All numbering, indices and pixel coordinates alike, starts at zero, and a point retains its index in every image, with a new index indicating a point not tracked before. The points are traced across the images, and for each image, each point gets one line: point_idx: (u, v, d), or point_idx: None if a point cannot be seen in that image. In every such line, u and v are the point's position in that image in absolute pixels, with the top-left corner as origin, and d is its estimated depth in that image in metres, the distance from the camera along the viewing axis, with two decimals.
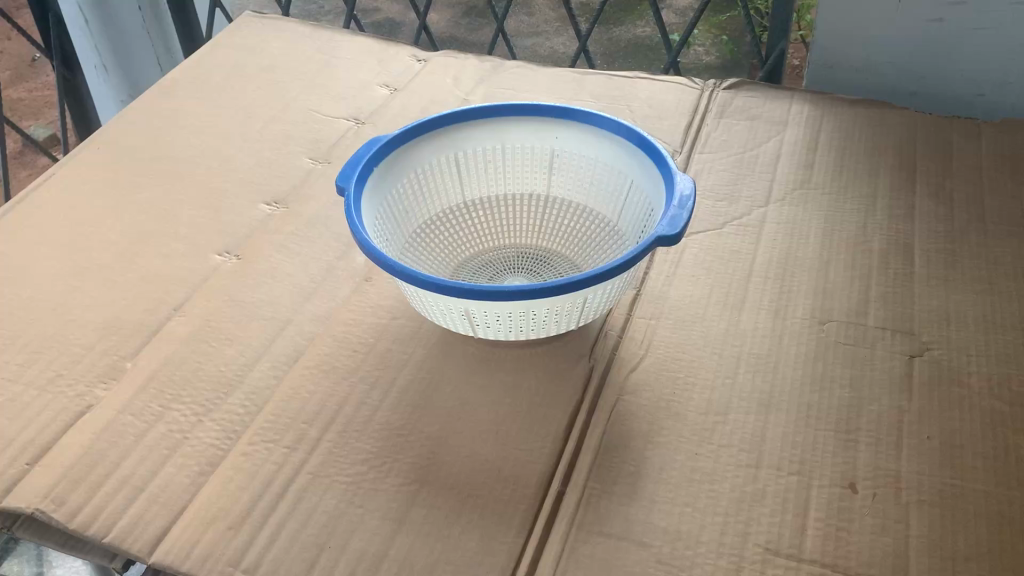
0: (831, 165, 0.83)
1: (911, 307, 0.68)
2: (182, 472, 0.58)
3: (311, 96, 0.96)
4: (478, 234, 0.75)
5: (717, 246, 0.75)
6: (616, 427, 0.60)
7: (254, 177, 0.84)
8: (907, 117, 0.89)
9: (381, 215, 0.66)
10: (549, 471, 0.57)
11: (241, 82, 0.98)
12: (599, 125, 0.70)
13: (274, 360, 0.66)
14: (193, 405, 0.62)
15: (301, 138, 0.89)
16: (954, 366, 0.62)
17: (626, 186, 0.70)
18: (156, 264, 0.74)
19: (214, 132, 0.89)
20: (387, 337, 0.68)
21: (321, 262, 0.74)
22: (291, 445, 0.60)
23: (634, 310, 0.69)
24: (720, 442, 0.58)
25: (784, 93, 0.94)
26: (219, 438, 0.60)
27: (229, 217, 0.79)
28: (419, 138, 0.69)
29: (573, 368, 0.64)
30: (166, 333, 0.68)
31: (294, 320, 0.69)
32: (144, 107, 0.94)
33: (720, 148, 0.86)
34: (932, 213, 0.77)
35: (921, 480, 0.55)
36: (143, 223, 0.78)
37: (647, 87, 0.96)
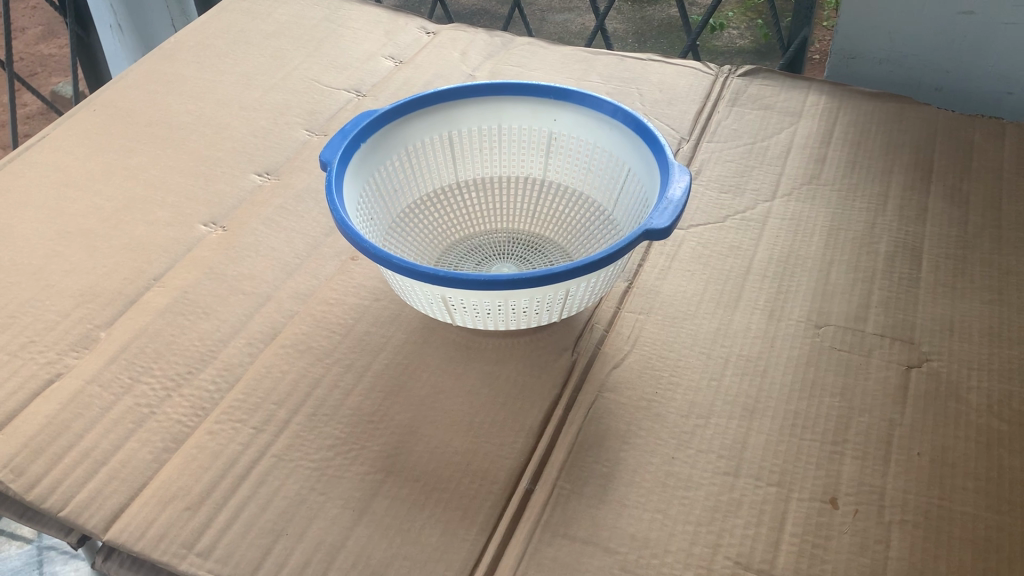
0: (843, 160, 0.80)
1: (914, 315, 0.64)
2: (146, 448, 0.57)
3: (313, 65, 0.93)
4: (470, 217, 0.73)
5: (716, 240, 0.72)
6: (592, 425, 0.57)
7: (248, 146, 0.82)
8: (928, 113, 0.85)
9: (365, 192, 0.64)
10: (518, 468, 0.55)
11: (244, 48, 0.96)
12: (597, 109, 0.67)
13: (250, 337, 0.64)
14: (163, 379, 0.61)
15: (299, 108, 0.87)
16: (953, 380, 0.60)
17: (622, 174, 0.67)
18: (139, 232, 0.72)
19: (211, 99, 0.88)
20: (367, 319, 0.66)
21: (307, 238, 0.73)
22: (258, 427, 0.58)
23: (623, 304, 0.67)
24: (699, 447, 0.56)
25: (802, 81, 0.90)
26: (187, 415, 0.59)
27: (218, 187, 0.77)
28: (410, 115, 0.67)
29: (554, 361, 0.62)
30: (143, 303, 0.66)
31: (273, 297, 0.67)
32: (145, 70, 0.92)
33: (729, 138, 0.83)
34: (945, 216, 0.73)
35: (906, 499, 0.52)
36: (131, 189, 0.76)
37: (659, 71, 0.93)
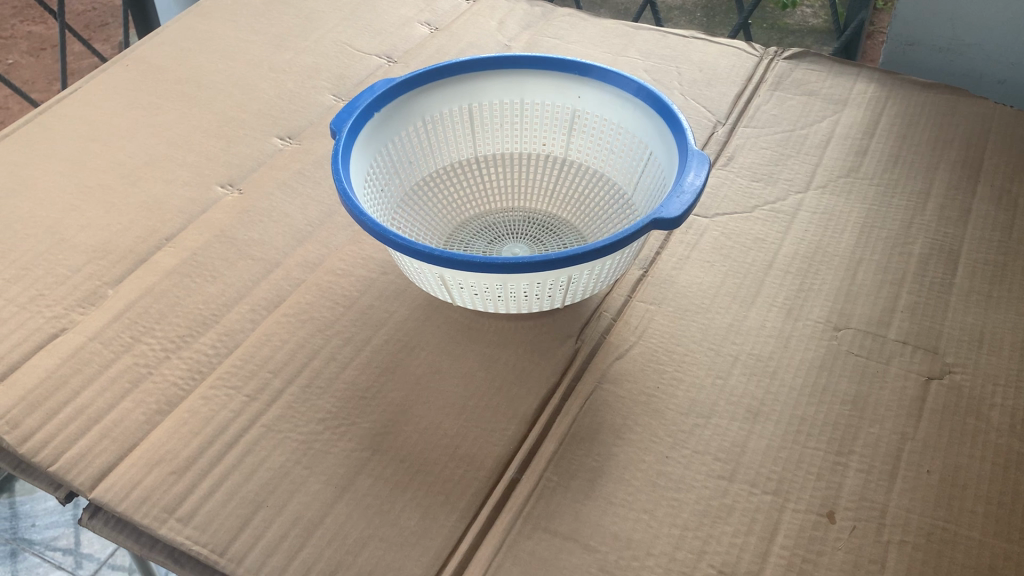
0: (886, 153, 0.76)
1: (942, 323, 0.61)
2: (139, 409, 0.57)
3: (347, 28, 0.93)
4: (486, 194, 0.72)
5: (741, 231, 0.69)
6: (587, 417, 0.56)
7: (273, 109, 0.81)
8: (984, 107, 0.80)
9: (376, 164, 0.63)
10: (507, 456, 0.54)
11: (281, 9, 0.95)
12: (621, 86, 0.64)
13: (254, 303, 0.64)
14: (164, 340, 0.61)
15: (328, 72, 0.86)
16: (975, 394, 0.56)
17: (644, 157, 0.65)
18: (157, 191, 0.72)
19: (242, 59, 0.87)
20: (371, 292, 0.65)
21: (322, 206, 0.72)
22: (251, 395, 0.58)
23: (635, 293, 0.64)
24: (695, 448, 0.53)
25: (851, 68, 0.86)
26: (183, 377, 0.59)
27: (240, 148, 0.77)
28: (428, 86, 0.65)
29: (556, 348, 0.60)
30: (152, 263, 0.66)
31: (281, 264, 0.67)
32: (180, 27, 0.92)
33: (767, 123, 0.80)
34: (989, 220, 0.69)
35: (909, 518, 0.50)
36: (154, 146, 0.76)
37: (701, 50, 0.89)
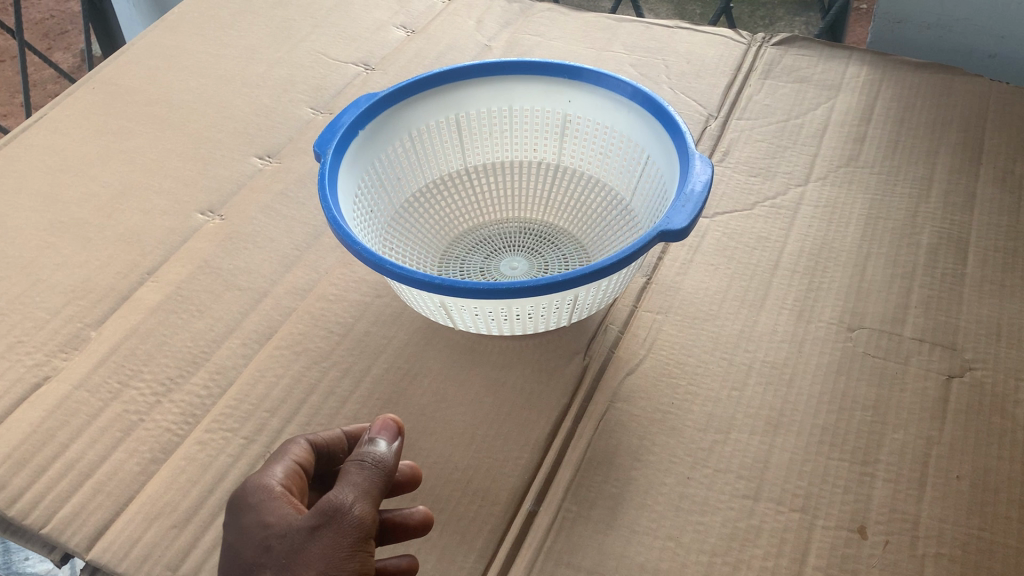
0: (884, 140, 0.74)
1: (957, 316, 0.59)
2: (133, 459, 0.54)
3: (321, 36, 0.90)
4: (479, 205, 0.69)
5: (744, 230, 0.67)
6: (602, 439, 0.53)
7: (249, 126, 0.78)
8: (979, 85, 0.78)
9: (364, 184, 0.60)
10: (522, 487, 0.52)
11: (250, 20, 0.92)
12: (614, 89, 0.62)
13: (245, 337, 0.61)
14: (154, 383, 0.58)
15: (304, 84, 0.83)
16: (999, 391, 0.55)
17: (642, 161, 0.62)
18: (134, 222, 0.69)
19: (213, 75, 0.84)
20: (367, 318, 0.62)
21: (308, 228, 0.69)
22: (249, 437, 0.55)
23: (640, 303, 0.62)
24: (717, 466, 0.52)
25: (841, 51, 0.84)
26: (177, 422, 0.56)
27: (217, 171, 0.74)
28: (412, 98, 0.62)
29: (564, 367, 0.58)
30: (135, 300, 0.63)
31: (270, 293, 0.64)
32: (146, 44, 0.88)
33: (761, 114, 0.77)
34: (995, 204, 0.67)
35: (943, 529, 0.48)
36: (128, 174, 0.73)
37: (687, 40, 0.87)
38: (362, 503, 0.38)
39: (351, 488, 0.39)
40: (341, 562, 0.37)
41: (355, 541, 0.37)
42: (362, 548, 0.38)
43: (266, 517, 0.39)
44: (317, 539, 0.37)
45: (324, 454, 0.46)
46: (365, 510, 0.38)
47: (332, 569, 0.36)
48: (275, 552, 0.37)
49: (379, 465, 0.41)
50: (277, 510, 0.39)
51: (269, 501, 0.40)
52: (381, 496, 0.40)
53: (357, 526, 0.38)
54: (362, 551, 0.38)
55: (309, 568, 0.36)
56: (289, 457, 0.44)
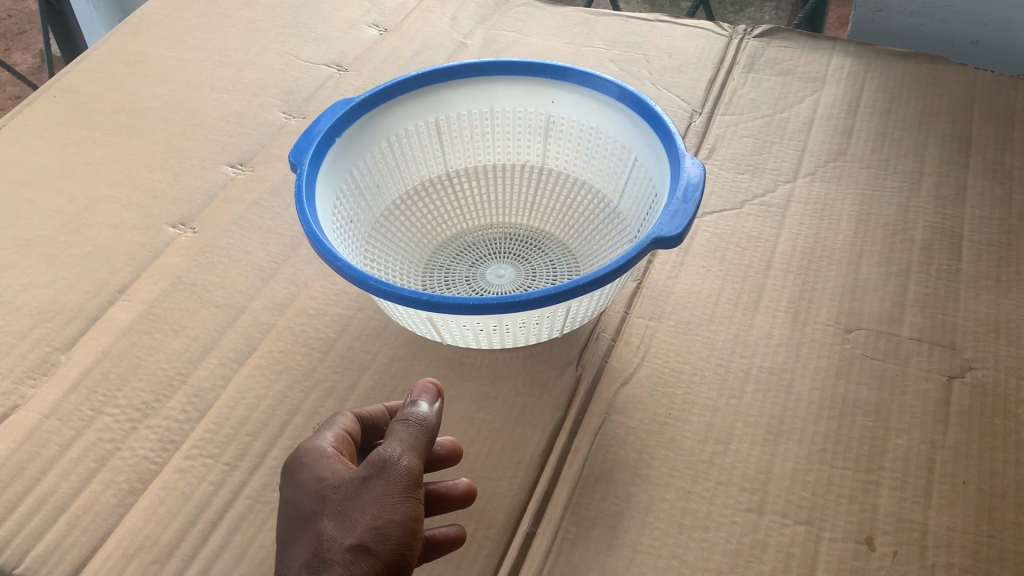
0: (872, 133, 0.73)
1: (954, 314, 0.58)
2: (109, 491, 0.52)
3: (290, 37, 0.87)
4: (462, 211, 0.67)
5: (734, 230, 0.66)
6: (600, 455, 0.52)
7: (220, 133, 0.75)
8: (964, 74, 0.77)
9: (343, 195, 0.58)
10: (518, 507, 0.50)
11: (216, 21, 0.89)
12: (599, 89, 0.59)
13: (223, 357, 0.59)
14: (129, 408, 0.56)
15: (274, 87, 0.80)
16: (1000, 392, 0.53)
17: (630, 163, 0.61)
18: (102, 237, 0.66)
19: (180, 80, 0.81)
20: (350, 333, 0.60)
21: (284, 239, 0.67)
22: (231, 463, 0.53)
23: (632, 309, 0.61)
24: (718, 479, 0.50)
25: (825, 42, 0.82)
26: (154, 450, 0.54)
27: (188, 181, 0.71)
28: (390, 102, 0.60)
29: (557, 379, 0.56)
30: (106, 321, 0.61)
31: (248, 309, 0.62)
32: (108, 49, 0.85)
33: (746, 109, 0.76)
34: (986, 196, 0.66)
35: (951, 538, 0.47)
36: (95, 187, 0.70)
37: (667, 33, 0.85)
38: (410, 456, 0.39)
39: (400, 441, 0.40)
40: (394, 506, 0.37)
41: (406, 489, 0.38)
42: (414, 496, 0.38)
43: (319, 472, 0.40)
44: (369, 487, 0.38)
45: (368, 426, 0.47)
46: (414, 461, 0.39)
47: (386, 513, 0.37)
48: (329, 501, 0.38)
49: (423, 423, 0.41)
50: (329, 467, 0.40)
51: (321, 459, 0.41)
52: (428, 451, 0.41)
53: (407, 475, 0.38)
54: (413, 499, 0.38)
55: (364, 512, 0.37)
56: (337, 423, 0.45)
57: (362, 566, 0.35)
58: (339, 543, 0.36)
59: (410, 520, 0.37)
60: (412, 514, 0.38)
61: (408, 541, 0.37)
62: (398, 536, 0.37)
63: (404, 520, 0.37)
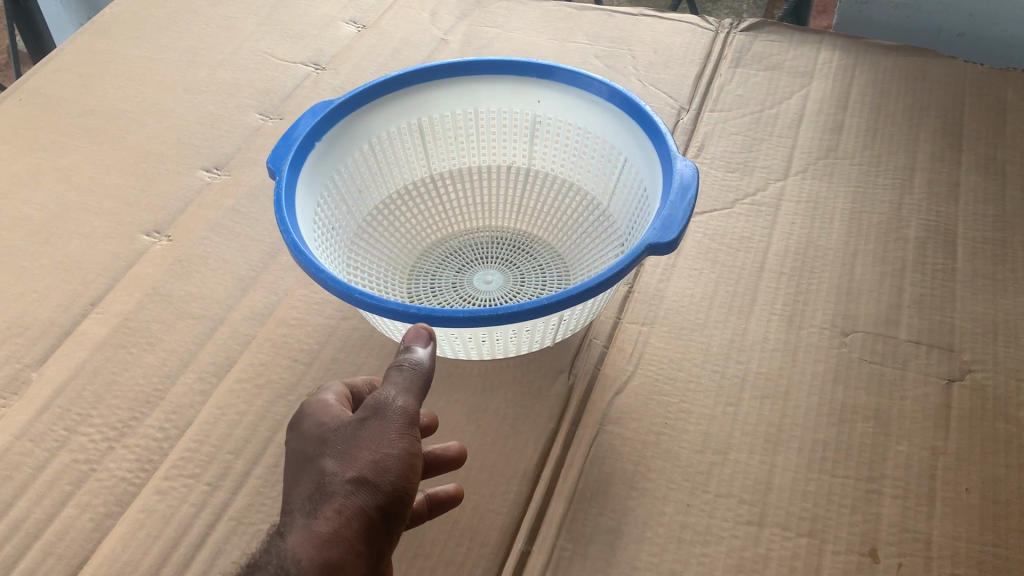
0: (863, 129, 0.71)
1: (951, 315, 0.57)
2: (85, 515, 0.49)
3: (266, 35, 0.84)
4: (447, 215, 0.66)
5: (726, 230, 0.64)
6: (595, 468, 0.50)
7: (194, 136, 0.73)
8: (954, 67, 0.76)
9: (324, 202, 0.56)
10: (512, 524, 0.48)
11: (188, 19, 0.87)
12: (587, 88, 0.58)
13: (202, 371, 0.56)
14: (104, 427, 0.53)
15: (250, 87, 0.78)
16: (1001, 394, 0.52)
17: (619, 164, 0.59)
18: (73, 247, 0.64)
19: (152, 81, 0.78)
20: (334, 343, 0.58)
21: (264, 246, 0.64)
22: (213, 483, 0.51)
23: (624, 314, 0.59)
24: (717, 491, 0.49)
25: (812, 36, 0.81)
26: (132, 470, 0.51)
27: (162, 187, 0.68)
28: (372, 104, 0.58)
29: (549, 389, 0.55)
30: (79, 335, 0.58)
31: (227, 320, 0.60)
32: (76, 49, 0.82)
33: (734, 105, 0.75)
34: (980, 192, 0.65)
35: (956, 548, 0.46)
36: (64, 194, 0.68)
37: (652, 28, 0.84)
38: (406, 395, 0.38)
39: (397, 381, 0.39)
40: (392, 440, 0.36)
41: (403, 424, 0.37)
42: (414, 432, 0.37)
43: (321, 418, 0.39)
44: (366, 426, 0.37)
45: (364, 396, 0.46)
46: (412, 400, 0.38)
47: (384, 447, 0.36)
48: (329, 441, 0.37)
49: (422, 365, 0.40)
50: (331, 413, 0.40)
51: (323, 407, 0.40)
52: (428, 392, 0.39)
53: (405, 412, 0.37)
54: (412, 435, 0.37)
55: (363, 447, 0.36)
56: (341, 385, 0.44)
57: (363, 497, 0.35)
58: (340, 476, 0.35)
59: (409, 453, 0.36)
60: (411, 447, 0.37)
61: (408, 475, 0.36)
62: (398, 469, 0.36)
63: (403, 453, 0.36)
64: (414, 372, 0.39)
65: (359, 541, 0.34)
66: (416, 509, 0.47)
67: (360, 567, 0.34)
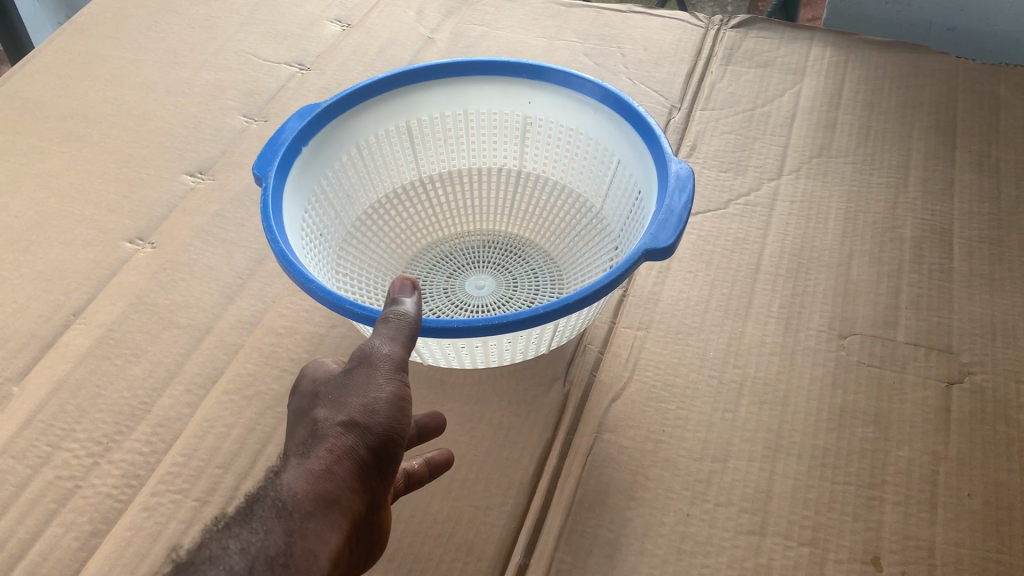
0: (856, 127, 0.71)
1: (949, 317, 0.56)
2: (71, 534, 0.48)
3: (249, 34, 0.83)
4: (437, 218, 0.64)
5: (720, 231, 0.63)
6: (593, 478, 0.49)
7: (177, 140, 0.71)
8: (947, 63, 0.75)
9: (312, 208, 0.55)
10: (509, 537, 0.47)
11: (169, 19, 0.85)
12: (579, 89, 0.57)
13: (188, 383, 0.55)
14: (89, 443, 0.52)
15: (234, 89, 0.76)
16: (1001, 397, 0.52)
17: (612, 166, 0.58)
18: (54, 255, 0.62)
19: (133, 83, 0.77)
20: (323, 352, 0.57)
21: (250, 253, 0.63)
22: (201, 498, 0.49)
23: (619, 319, 0.58)
24: (717, 500, 0.48)
25: (804, 32, 0.80)
26: (118, 486, 0.50)
27: (144, 193, 0.67)
28: (359, 107, 0.57)
29: (544, 397, 0.54)
30: (61, 348, 0.57)
31: (214, 329, 0.58)
32: (54, 51, 0.80)
33: (726, 103, 0.74)
34: (975, 189, 0.65)
35: (959, 555, 0.45)
36: (44, 201, 0.66)
37: (641, 25, 0.83)
38: (393, 343, 0.38)
39: (383, 329, 0.38)
40: (379, 384, 0.36)
41: (390, 370, 0.37)
42: (402, 377, 0.37)
43: (316, 374, 0.39)
44: (354, 374, 0.37)
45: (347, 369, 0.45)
46: (400, 347, 0.38)
47: (371, 390, 0.36)
48: (320, 392, 0.37)
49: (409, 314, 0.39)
50: (322, 372, 0.39)
51: (320, 365, 0.40)
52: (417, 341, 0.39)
53: (392, 358, 0.37)
54: (401, 380, 0.37)
55: (351, 391, 0.36)
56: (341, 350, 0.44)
57: (352, 438, 0.34)
58: (329, 420, 0.35)
59: (398, 397, 0.36)
60: (400, 391, 0.36)
61: (398, 418, 0.36)
62: (387, 411, 0.35)
63: (391, 396, 0.36)
64: (400, 322, 0.38)
65: (350, 480, 0.34)
66: (417, 473, 0.47)
67: (353, 502, 0.33)
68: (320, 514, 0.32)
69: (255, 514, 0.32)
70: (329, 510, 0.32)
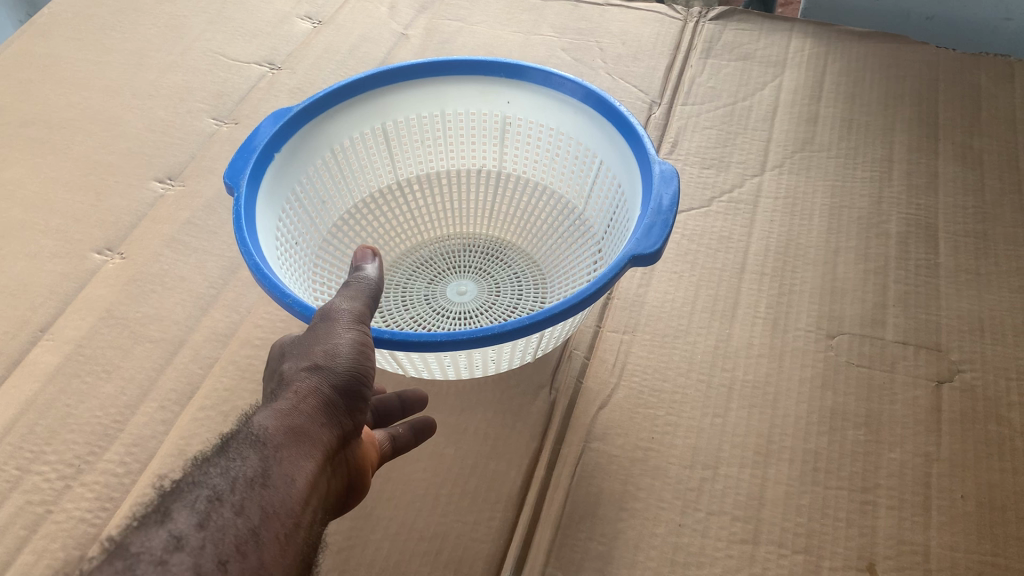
0: (838, 120, 0.70)
1: (937, 314, 0.56)
2: (42, 561, 0.46)
3: (217, 33, 0.81)
4: (416, 222, 0.63)
5: (704, 230, 0.62)
6: (582, 489, 0.48)
7: (145, 145, 0.69)
8: (927, 54, 0.75)
9: (286, 216, 0.53)
10: (499, 552, 0.46)
11: (134, 18, 0.82)
12: (558, 88, 0.55)
13: (163, 400, 0.53)
14: (60, 465, 0.50)
15: (203, 91, 0.74)
16: (990, 395, 0.51)
17: (594, 167, 0.57)
18: (19, 269, 0.60)
19: (98, 87, 0.74)
20: None
21: (224, 262, 0.61)
22: None
23: (604, 322, 0.57)
24: (709, 509, 0.47)
25: (783, 24, 0.79)
26: (91, 510, 0.48)
27: (112, 201, 0.65)
28: (333, 110, 0.55)
29: (529, 406, 0.53)
30: (28, 366, 0.55)
31: (188, 342, 0.56)
32: (14, 53, 0.78)
33: (706, 98, 0.73)
34: (959, 182, 0.64)
35: (955, 559, 0.45)
36: (7, 212, 0.64)
37: (619, 18, 0.81)
38: (353, 300, 0.37)
39: (344, 290, 0.38)
40: (340, 332, 0.35)
41: (351, 321, 0.36)
42: (364, 327, 0.36)
43: (281, 347, 0.38)
44: (316, 330, 0.36)
45: None
46: (359, 304, 0.37)
47: (334, 337, 0.35)
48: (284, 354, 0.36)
49: (369, 275, 0.40)
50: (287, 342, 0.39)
51: (284, 341, 0.40)
52: (379, 302, 0.39)
53: (353, 312, 0.37)
54: (363, 329, 0.36)
55: (315, 341, 0.35)
56: None
57: (318, 377, 0.33)
58: (295, 366, 0.34)
59: (360, 342, 0.35)
60: (362, 337, 0.36)
61: (362, 361, 0.35)
62: (350, 354, 0.34)
63: (353, 341, 0.35)
64: (360, 281, 0.38)
65: (319, 415, 0.32)
66: (402, 436, 0.46)
67: (325, 437, 0.32)
68: (295, 443, 0.30)
69: (228, 447, 0.30)
70: (302, 439, 0.31)
